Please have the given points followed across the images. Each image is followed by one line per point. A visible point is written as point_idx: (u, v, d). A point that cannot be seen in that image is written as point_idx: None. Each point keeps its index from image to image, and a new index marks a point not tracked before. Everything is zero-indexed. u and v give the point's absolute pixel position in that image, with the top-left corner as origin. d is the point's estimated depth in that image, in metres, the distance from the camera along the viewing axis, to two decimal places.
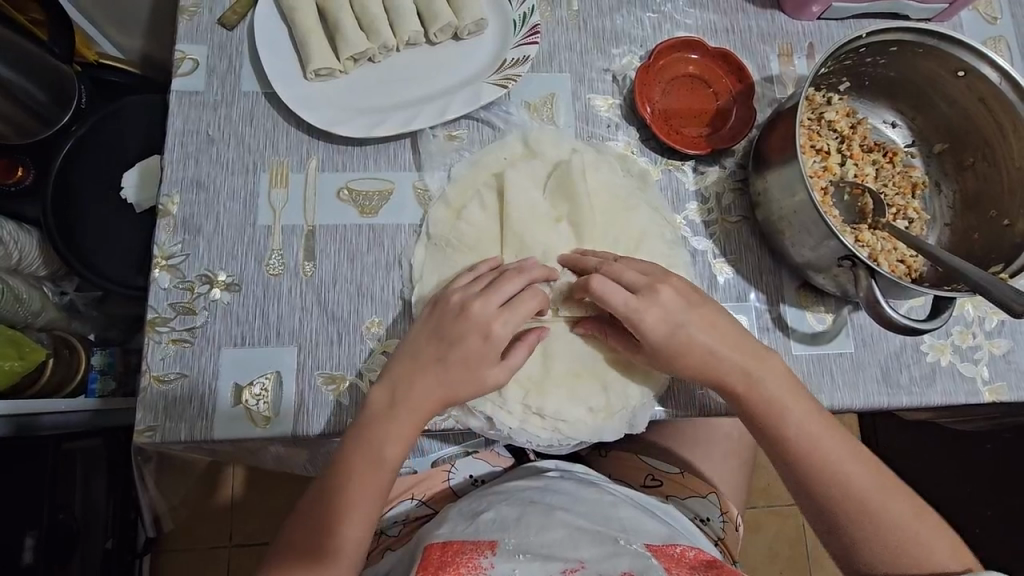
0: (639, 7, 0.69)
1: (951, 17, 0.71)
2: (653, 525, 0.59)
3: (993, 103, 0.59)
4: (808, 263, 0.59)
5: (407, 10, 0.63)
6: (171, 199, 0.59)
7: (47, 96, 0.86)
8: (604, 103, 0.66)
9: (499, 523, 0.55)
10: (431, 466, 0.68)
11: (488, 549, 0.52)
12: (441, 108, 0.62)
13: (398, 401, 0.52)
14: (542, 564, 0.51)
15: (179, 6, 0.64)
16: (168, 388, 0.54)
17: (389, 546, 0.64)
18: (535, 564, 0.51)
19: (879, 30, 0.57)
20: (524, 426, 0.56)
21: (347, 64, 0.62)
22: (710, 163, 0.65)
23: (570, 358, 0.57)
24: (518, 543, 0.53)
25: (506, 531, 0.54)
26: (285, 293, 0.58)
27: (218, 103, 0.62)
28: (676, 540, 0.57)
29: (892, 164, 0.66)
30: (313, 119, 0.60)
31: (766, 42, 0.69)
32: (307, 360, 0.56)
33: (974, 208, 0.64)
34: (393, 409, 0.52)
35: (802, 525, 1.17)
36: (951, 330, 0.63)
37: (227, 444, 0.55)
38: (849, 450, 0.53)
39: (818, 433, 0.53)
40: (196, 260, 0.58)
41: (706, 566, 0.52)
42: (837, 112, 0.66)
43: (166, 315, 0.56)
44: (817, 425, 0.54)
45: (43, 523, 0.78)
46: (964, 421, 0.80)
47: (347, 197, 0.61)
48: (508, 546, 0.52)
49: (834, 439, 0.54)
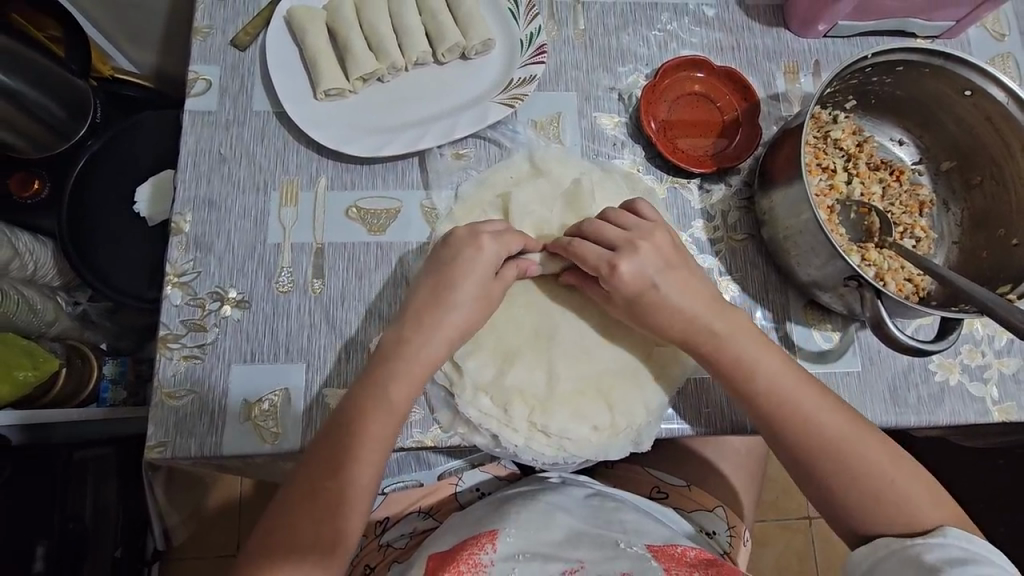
0: (645, 26, 0.70)
1: (958, 35, 0.71)
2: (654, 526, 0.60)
3: (1000, 122, 0.59)
4: (815, 281, 0.59)
5: (416, 31, 0.65)
6: (184, 218, 0.60)
7: (65, 112, 0.87)
8: (610, 121, 0.67)
9: (500, 518, 0.57)
10: (438, 479, 0.69)
11: (488, 544, 0.53)
12: (448, 128, 0.63)
13: (395, 403, 0.52)
14: (542, 563, 0.52)
15: (193, 27, 0.65)
16: (179, 404, 0.55)
17: (395, 559, 0.63)
18: (534, 562, 0.52)
19: (884, 51, 0.57)
20: (529, 445, 0.56)
21: (357, 85, 0.63)
22: (716, 181, 0.66)
23: (575, 374, 0.58)
24: (518, 539, 0.54)
25: (508, 523, 0.56)
26: (294, 310, 0.58)
27: (230, 122, 0.63)
28: (677, 541, 0.58)
29: (899, 182, 0.67)
30: (323, 139, 0.61)
31: (772, 60, 0.69)
32: (315, 377, 0.57)
33: (983, 227, 0.64)
34: (389, 405, 0.52)
35: (812, 538, 1.16)
36: (959, 349, 0.63)
37: (236, 459, 0.56)
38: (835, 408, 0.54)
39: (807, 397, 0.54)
40: (208, 277, 0.59)
41: (706, 564, 0.54)
42: (843, 131, 0.66)
43: (177, 332, 0.57)
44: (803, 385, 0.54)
45: (55, 531, 0.80)
46: (977, 439, 0.79)
47: (356, 215, 0.62)
48: (508, 540, 0.54)
49: (818, 401, 0.54)
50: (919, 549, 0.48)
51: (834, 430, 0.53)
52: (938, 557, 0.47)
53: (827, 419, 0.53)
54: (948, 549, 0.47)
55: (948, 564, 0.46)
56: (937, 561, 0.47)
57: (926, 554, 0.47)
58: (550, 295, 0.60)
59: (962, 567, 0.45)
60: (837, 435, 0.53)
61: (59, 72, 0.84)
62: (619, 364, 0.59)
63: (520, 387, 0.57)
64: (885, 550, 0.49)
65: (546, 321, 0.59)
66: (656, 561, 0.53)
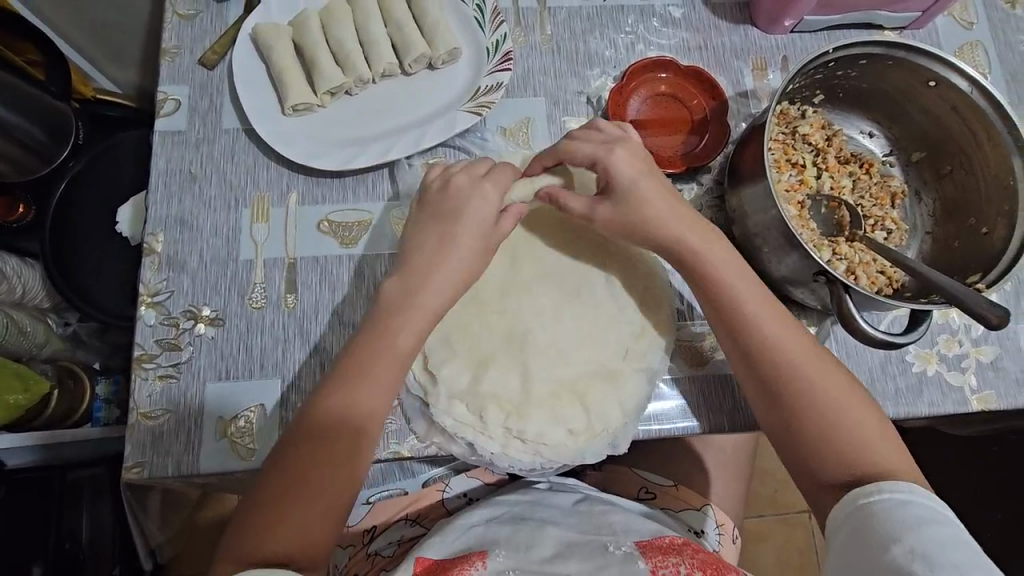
0: (612, 29, 0.70)
1: (925, 25, 0.71)
2: (642, 522, 0.60)
3: (966, 112, 0.59)
4: (787, 277, 0.59)
5: (382, 43, 0.65)
6: (156, 239, 0.61)
7: (46, 135, 0.87)
8: (579, 125, 0.67)
9: (493, 538, 0.56)
10: (422, 487, 0.70)
11: (478, 560, 0.52)
12: (416, 138, 0.63)
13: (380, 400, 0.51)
14: None
15: (161, 48, 0.66)
16: (155, 424, 0.55)
17: (383, 567, 0.62)
18: None
19: (846, 45, 0.57)
20: (505, 451, 0.56)
21: (324, 98, 0.64)
22: (687, 181, 0.66)
23: (549, 380, 0.58)
24: (510, 558, 0.53)
25: (499, 545, 0.55)
26: (268, 326, 0.59)
27: (199, 141, 0.63)
28: (665, 534, 0.59)
29: (869, 175, 0.67)
30: (291, 154, 0.62)
31: (740, 57, 0.70)
32: (290, 393, 0.57)
33: (954, 216, 0.64)
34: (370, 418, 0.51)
35: (811, 531, 1.16)
36: (936, 338, 0.63)
37: (215, 477, 0.56)
38: (866, 414, 0.52)
39: (836, 393, 0.52)
40: (182, 296, 0.59)
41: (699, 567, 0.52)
42: (811, 125, 0.66)
43: (152, 352, 0.57)
44: (836, 383, 0.53)
45: (48, 553, 0.79)
46: (961, 428, 0.79)
47: (328, 228, 0.62)
48: (497, 559, 0.53)
49: (848, 399, 0.52)
50: (885, 505, 0.46)
51: (857, 428, 0.51)
52: (897, 517, 0.45)
53: (857, 418, 0.52)
54: (916, 508, 0.46)
55: (912, 521, 0.45)
56: (901, 517, 0.45)
57: (893, 508, 0.46)
58: (524, 301, 0.60)
59: (924, 527, 0.44)
60: (840, 418, 0.52)
61: (43, 97, 0.85)
62: (592, 368, 0.59)
63: (496, 394, 0.57)
64: (851, 506, 0.48)
65: (520, 326, 0.59)
66: (645, 562, 0.52)
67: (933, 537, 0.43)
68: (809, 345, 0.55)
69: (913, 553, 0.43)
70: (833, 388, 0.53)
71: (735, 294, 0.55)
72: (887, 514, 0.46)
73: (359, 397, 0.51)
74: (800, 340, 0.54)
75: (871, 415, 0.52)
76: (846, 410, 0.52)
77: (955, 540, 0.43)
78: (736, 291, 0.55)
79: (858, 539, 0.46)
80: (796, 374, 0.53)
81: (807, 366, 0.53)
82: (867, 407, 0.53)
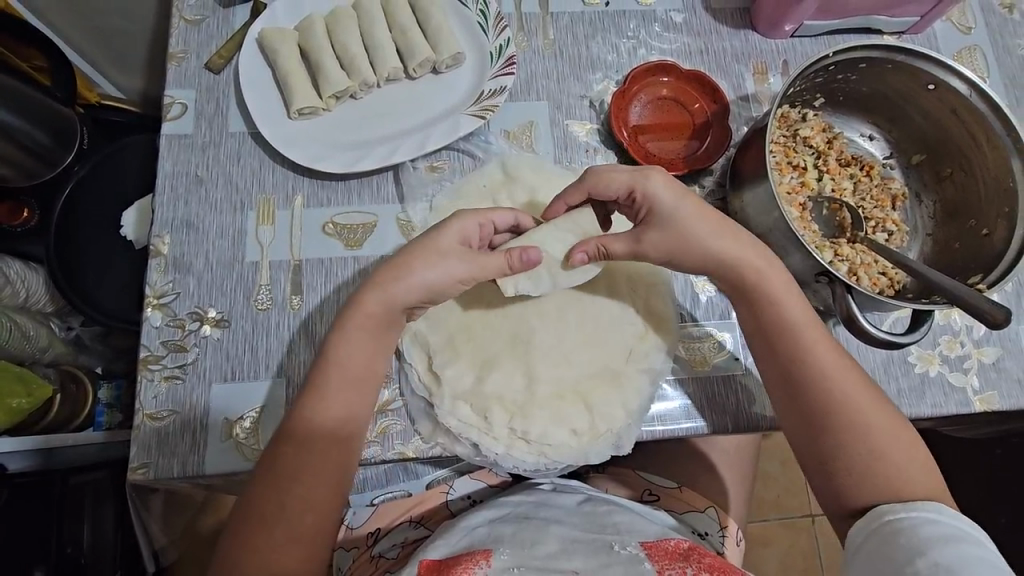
0: (614, 34, 0.71)
1: (923, 29, 0.72)
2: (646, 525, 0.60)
3: (964, 114, 0.60)
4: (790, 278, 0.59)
5: (387, 48, 0.66)
6: (162, 241, 0.61)
7: (48, 139, 0.87)
8: (581, 129, 0.67)
9: (496, 536, 0.56)
10: (426, 488, 0.69)
11: (483, 559, 0.52)
12: (419, 142, 0.63)
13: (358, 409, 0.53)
14: None
15: (167, 52, 0.66)
16: (161, 425, 0.55)
17: (388, 569, 0.63)
18: None
19: (845, 49, 0.57)
20: (510, 451, 0.56)
21: (329, 102, 0.64)
22: (689, 183, 0.66)
23: (552, 381, 0.58)
24: (515, 555, 0.53)
25: (501, 543, 0.55)
26: (274, 327, 0.59)
27: (206, 144, 0.64)
28: (669, 536, 0.58)
29: (870, 178, 0.67)
30: (296, 156, 0.62)
31: (741, 61, 0.70)
32: (295, 394, 0.57)
33: (955, 218, 0.65)
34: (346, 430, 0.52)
35: (815, 537, 1.15)
36: (938, 339, 0.63)
37: (220, 478, 0.56)
38: (888, 422, 0.53)
39: (859, 400, 0.53)
40: (188, 297, 0.59)
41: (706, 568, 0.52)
42: (812, 128, 0.67)
43: (158, 353, 0.58)
44: (860, 391, 0.53)
45: (50, 558, 0.79)
46: (966, 430, 0.79)
47: (333, 231, 0.62)
48: (501, 556, 0.52)
49: (871, 406, 0.53)
50: (911, 523, 0.48)
51: (877, 436, 0.52)
52: (923, 533, 0.46)
53: (878, 427, 0.52)
54: (941, 527, 0.47)
55: (937, 539, 0.46)
56: (927, 534, 0.46)
57: (921, 526, 0.47)
58: (528, 303, 0.61)
59: (948, 543, 0.45)
60: (862, 426, 0.52)
61: (42, 99, 0.85)
62: (595, 368, 0.59)
63: (499, 394, 0.57)
64: (876, 522, 0.49)
65: (523, 327, 0.60)
66: (651, 562, 0.52)
67: (956, 553, 0.44)
68: (836, 353, 0.55)
69: (937, 566, 0.44)
70: (858, 395, 0.53)
71: (760, 298, 0.55)
72: (914, 532, 0.47)
73: (326, 408, 0.52)
74: (828, 348, 0.55)
75: (893, 423, 0.53)
76: (867, 417, 0.52)
77: (979, 558, 0.44)
78: (760, 299, 0.55)
79: (881, 553, 0.47)
80: (817, 381, 0.54)
81: (831, 372, 0.54)
82: (890, 415, 0.53)
